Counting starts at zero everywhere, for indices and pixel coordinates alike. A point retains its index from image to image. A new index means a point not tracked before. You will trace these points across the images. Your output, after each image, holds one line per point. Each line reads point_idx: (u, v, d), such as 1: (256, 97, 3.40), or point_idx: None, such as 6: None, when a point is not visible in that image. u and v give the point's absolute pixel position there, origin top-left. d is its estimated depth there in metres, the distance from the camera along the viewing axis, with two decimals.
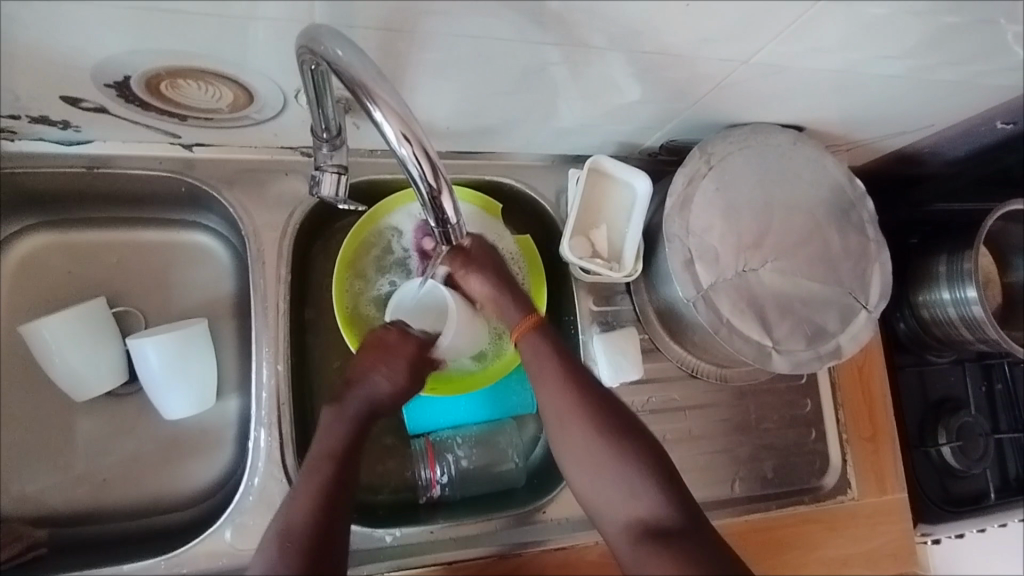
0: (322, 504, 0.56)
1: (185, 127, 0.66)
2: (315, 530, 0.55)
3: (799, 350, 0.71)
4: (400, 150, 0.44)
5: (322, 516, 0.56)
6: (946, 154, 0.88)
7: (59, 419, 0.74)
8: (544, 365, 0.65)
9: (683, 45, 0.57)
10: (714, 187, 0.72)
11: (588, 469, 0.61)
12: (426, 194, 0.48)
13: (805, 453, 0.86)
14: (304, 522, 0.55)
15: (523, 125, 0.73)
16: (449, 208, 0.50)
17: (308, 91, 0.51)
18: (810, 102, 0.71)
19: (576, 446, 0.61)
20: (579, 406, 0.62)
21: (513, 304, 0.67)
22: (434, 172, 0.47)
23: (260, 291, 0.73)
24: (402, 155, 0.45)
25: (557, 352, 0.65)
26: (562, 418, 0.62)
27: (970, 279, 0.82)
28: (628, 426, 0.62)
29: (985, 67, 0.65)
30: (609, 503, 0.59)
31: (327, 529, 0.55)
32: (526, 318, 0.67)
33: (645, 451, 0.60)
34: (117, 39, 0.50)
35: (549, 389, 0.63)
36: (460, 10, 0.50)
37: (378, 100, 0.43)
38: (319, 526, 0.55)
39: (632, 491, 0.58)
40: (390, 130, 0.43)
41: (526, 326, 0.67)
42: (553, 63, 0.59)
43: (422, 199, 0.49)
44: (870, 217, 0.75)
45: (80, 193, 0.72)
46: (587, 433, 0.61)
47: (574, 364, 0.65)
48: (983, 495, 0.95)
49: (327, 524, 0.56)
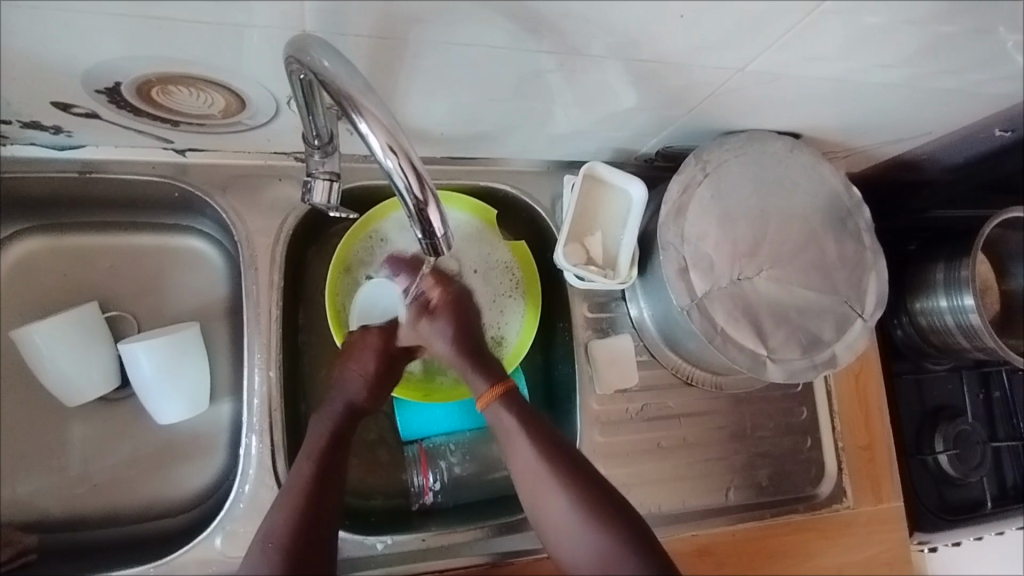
0: (309, 501, 0.59)
1: (177, 133, 0.66)
2: (301, 527, 0.57)
3: (794, 359, 0.70)
4: (386, 161, 0.44)
5: (309, 516, 0.58)
6: (944, 161, 0.87)
7: (50, 424, 0.74)
8: (506, 423, 0.68)
9: (676, 53, 0.57)
10: (709, 195, 0.72)
11: (557, 530, 0.62)
12: (412, 205, 0.47)
13: (800, 461, 0.85)
14: (291, 522, 0.57)
15: (518, 131, 0.73)
16: (435, 219, 0.49)
17: (298, 98, 0.51)
18: (806, 110, 0.70)
19: (544, 509, 0.63)
20: (549, 468, 0.64)
21: (480, 374, 0.71)
22: (420, 182, 0.46)
23: (252, 297, 0.72)
24: (388, 167, 0.44)
25: (523, 412, 0.68)
26: (531, 479, 0.64)
27: (967, 288, 0.81)
28: (595, 483, 0.64)
29: (983, 75, 0.65)
30: (572, 559, 0.61)
31: (313, 525, 0.58)
32: (493, 387, 0.70)
33: (609, 508, 0.62)
34: (107, 45, 0.49)
35: (518, 450, 0.66)
36: (453, 17, 0.50)
37: (363, 110, 0.42)
38: (303, 523, 0.57)
39: (595, 545, 0.60)
40: (374, 139, 0.43)
41: (492, 395, 0.70)
42: (546, 70, 0.59)
43: (409, 210, 0.48)
44: (866, 225, 0.75)
45: (73, 198, 0.72)
46: (556, 495, 0.63)
47: (540, 422, 0.67)
48: (980, 503, 0.94)
49: (311, 519, 0.58)
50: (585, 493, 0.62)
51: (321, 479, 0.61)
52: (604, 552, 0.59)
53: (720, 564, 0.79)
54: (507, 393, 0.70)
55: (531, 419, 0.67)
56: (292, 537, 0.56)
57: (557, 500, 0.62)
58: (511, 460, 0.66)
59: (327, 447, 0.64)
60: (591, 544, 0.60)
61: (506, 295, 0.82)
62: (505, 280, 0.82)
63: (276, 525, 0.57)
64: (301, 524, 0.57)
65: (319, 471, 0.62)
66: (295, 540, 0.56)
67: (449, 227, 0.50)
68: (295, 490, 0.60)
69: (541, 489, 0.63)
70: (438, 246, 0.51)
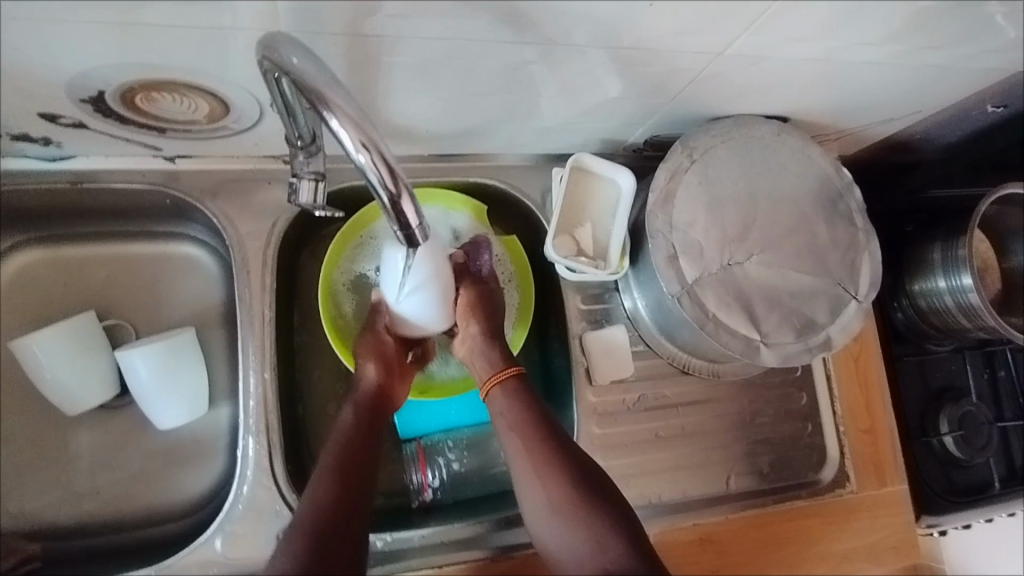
0: (342, 492, 0.59)
1: (165, 140, 0.66)
2: (329, 519, 0.57)
3: (789, 343, 0.70)
4: (357, 156, 0.44)
5: (340, 509, 0.58)
6: (938, 140, 0.87)
7: (52, 434, 0.74)
8: (511, 405, 0.68)
9: (655, 40, 0.57)
10: (697, 181, 0.72)
11: (543, 512, 0.63)
12: (386, 200, 0.47)
13: (801, 447, 0.85)
14: (321, 511, 0.57)
15: (503, 125, 0.73)
16: (411, 214, 0.49)
17: (276, 100, 0.51)
18: (792, 93, 0.70)
19: (534, 494, 0.63)
20: (561, 461, 0.64)
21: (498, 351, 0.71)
22: (393, 176, 0.46)
23: (245, 300, 0.73)
24: (360, 162, 0.44)
25: (528, 399, 0.68)
26: (537, 470, 0.64)
27: (965, 267, 0.80)
28: (589, 471, 0.64)
29: (969, 50, 0.64)
30: (555, 541, 0.62)
31: (342, 518, 0.58)
32: (505, 369, 0.70)
33: (602, 498, 0.62)
34: (88, 54, 0.50)
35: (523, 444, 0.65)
36: (428, 12, 0.50)
37: (333, 106, 0.43)
38: (334, 514, 0.58)
39: (584, 531, 0.60)
40: (347, 136, 0.43)
41: (509, 373, 0.70)
42: (527, 62, 0.59)
43: (384, 206, 0.48)
44: (857, 207, 0.75)
45: (66, 208, 0.73)
46: (550, 483, 0.63)
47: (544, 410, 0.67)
48: (987, 484, 0.93)
49: (341, 510, 0.58)
50: (583, 483, 0.63)
51: (354, 476, 0.61)
52: (599, 539, 0.59)
53: (724, 553, 0.79)
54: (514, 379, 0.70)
55: (535, 406, 0.67)
56: (320, 527, 0.56)
57: (548, 483, 0.63)
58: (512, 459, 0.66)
59: (359, 441, 0.65)
60: (581, 532, 0.60)
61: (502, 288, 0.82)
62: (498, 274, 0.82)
63: (305, 515, 0.57)
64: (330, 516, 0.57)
65: (349, 462, 0.62)
66: (323, 529, 0.56)
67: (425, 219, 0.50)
68: (328, 479, 0.60)
69: (533, 479, 0.64)
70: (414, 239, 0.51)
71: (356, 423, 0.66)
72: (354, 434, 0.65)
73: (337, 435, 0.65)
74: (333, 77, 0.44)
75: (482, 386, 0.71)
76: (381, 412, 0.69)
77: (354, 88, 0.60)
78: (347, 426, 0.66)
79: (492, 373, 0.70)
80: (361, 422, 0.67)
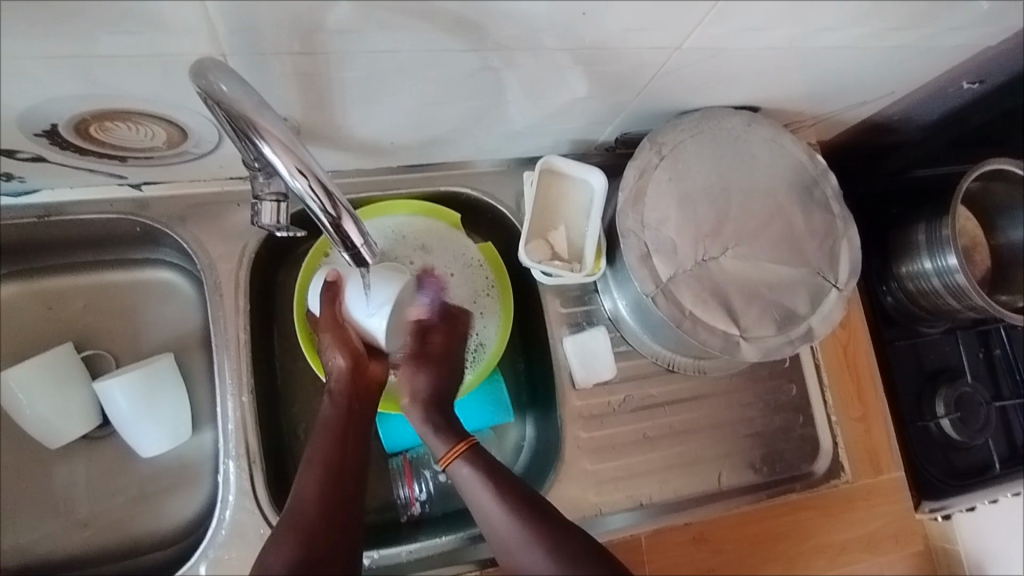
0: (329, 484, 0.63)
1: (129, 167, 0.66)
2: (320, 514, 0.61)
3: (769, 336, 0.69)
4: (295, 183, 0.47)
5: (329, 502, 0.62)
6: (917, 119, 0.85)
7: (37, 469, 0.75)
8: (478, 482, 0.65)
9: (611, 38, 0.56)
10: (667, 177, 0.71)
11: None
12: (328, 222, 0.51)
13: (793, 439, 0.84)
14: (309, 505, 0.61)
15: (471, 133, 0.72)
16: (354, 234, 0.53)
17: (229, 134, 0.50)
18: (759, 83, 0.69)
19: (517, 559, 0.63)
20: (539, 533, 0.62)
21: (447, 430, 0.69)
22: (332, 202, 0.50)
23: (219, 324, 0.72)
24: (299, 189, 0.48)
25: (495, 474, 0.65)
26: (512, 538, 0.63)
27: (949, 247, 0.79)
28: (569, 534, 0.63)
29: (936, 28, 0.63)
30: None
31: (332, 515, 0.61)
32: (457, 446, 0.67)
33: (576, 547, 0.62)
34: (32, 90, 0.49)
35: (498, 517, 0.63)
36: (373, 27, 0.49)
37: (263, 133, 0.45)
38: (322, 510, 0.61)
39: None
40: (281, 161, 0.46)
41: (456, 454, 0.67)
42: (484, 68, 0.58)
43: (328, 227, 0.52)
44: (834, 193, 0.74)
45: (38, 241, 0.73)
46: (532, 548, 0.62)
47: (513, 486, 0.65)
48: (988, 465, 0.91)
49: (330, 509, 0.62)
50: (551, 538, 0.62)
51: (342, 471, 0.64)
52: None
53: (717, 551, 0.79)
54: (471, 452, 0.67)
55: (501, 477, 0.65)
56: (309, 525, 0.60)
57: (530, 554, 0.62)
58: (483, 518, 0.64)
59: (344, 431, 0.67)
60: None
61: (484, 294, 0.81)
62: (479, 280, 0.82)
63: (296, 509, 0.61)
64: (319, 513, 0.61)
65: (337, 456, 0.65)
66: (314, 526, 0.60)
67: (368, 237, 0.54)
68: (316, 471, 0.63)
69: (517, 543, 0.62)
70: (363, 256, 0.56)
71: (342, 409, 0.68)
72: (345, 421, 0.67)
73: (325, 423, 0.67)
74: (260, 98, 0.45)
75: (442, 457, 0.68)
76: (362, 403, 0.69)
77: (310, 106, 0.59)
78: (336, 418, 0.67)
79: (458, 441, 0.68)
80: (345, 413, 0.68)
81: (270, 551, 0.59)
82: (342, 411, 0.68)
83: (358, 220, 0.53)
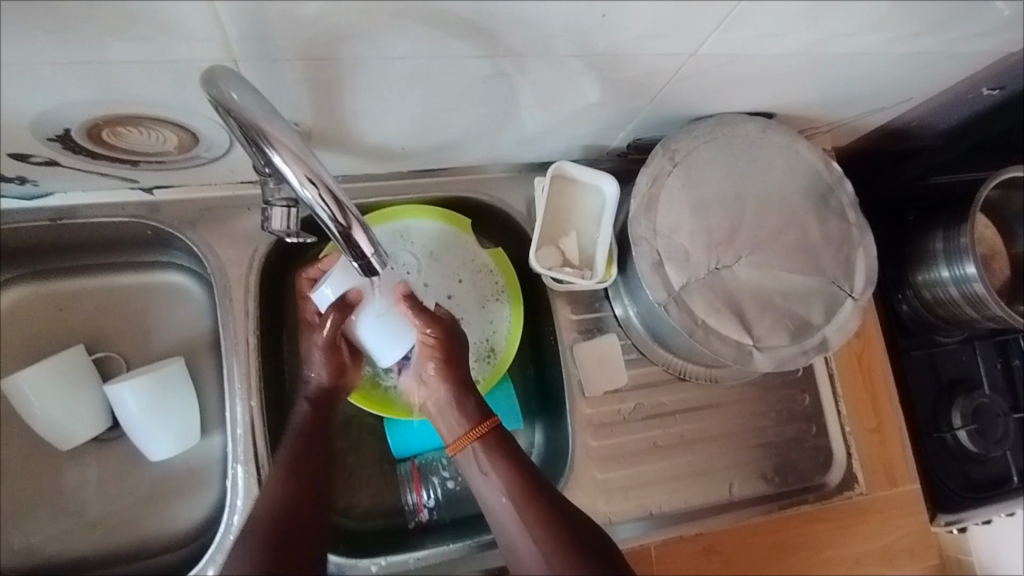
0: (297, 486, 0.60)
1: (140, 171, 0.66)
2: (286, 513, 0.58)
3: (783, 346, 0.68)
4: (305, 192, 0.47)
5: (299, 501, 0.59)
6: (935, 125, 0.84)
7: (47, 470, 0.75)
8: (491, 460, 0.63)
9: (625, 43, 0.55)
10: (680, 185, 0.70)
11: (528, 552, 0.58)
12: (337, 231, 0.50)
13: (806, 449, 0.83)
14: (277, 505, 0.58)
15: (481, 138, 0.71)
16: (365, 244, 0.53)
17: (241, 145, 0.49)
18: (774, 89, 0.68)
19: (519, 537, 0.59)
20: (530, 504, 0.60)
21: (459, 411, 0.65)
22: (342, 212, 0.49)
23: (228, 328, 0.72)
24: (308, 198, 0.47)
25: (504, 450, 0.63)
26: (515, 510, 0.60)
27: (968, 255, 0.77)
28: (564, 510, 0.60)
29: (957, 33, 0.62)
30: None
31: (298, 512, 0.58)
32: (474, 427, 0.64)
33: (568, 521, 0.59)
34: (45, 96, 0.50)
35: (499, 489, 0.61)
36: (384, 33, 0.49)
37: (275, 142, 0.45)
38: (290, 510, 0.58)
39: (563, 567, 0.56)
40: (291, 170, 0.46)
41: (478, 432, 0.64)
42: (497, 73, 0.58)
43: (337, 237, 0.51)
44: (850, 201, 0.73)
45: (52, 243, 0.73)
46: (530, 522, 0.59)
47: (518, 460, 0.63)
48: (1006, 478, 0.89)
49: (299, 508, 0.59)
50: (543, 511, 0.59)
51: (311, 473, 0.62)
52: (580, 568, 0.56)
53: (728, 562, 0.80)
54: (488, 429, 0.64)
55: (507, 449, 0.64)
56: (274, 521, 0.57)
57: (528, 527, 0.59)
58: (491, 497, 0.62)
59: (315, 437, 0.65)
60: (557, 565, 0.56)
61: (492, 301, 0.81)
62: (489, 286, 0.81)
63: (263, 510, 0.58)
64: (284, 512, 0.58)
65: (303, 459, 0.63)
66: (283, 524, 0.57)
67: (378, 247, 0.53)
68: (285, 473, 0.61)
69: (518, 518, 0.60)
70: (372, 265, 0.55)
71: (310, 417, 0.67)
72: (314, 427, 0.66)
73: (292, 431, 0.66)
74: (272, 108, 0.45)
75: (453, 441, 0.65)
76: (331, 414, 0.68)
77: (319, 111, 0.59)
78: (304, 424, 0.66)
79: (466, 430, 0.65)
80: (314, 420, 0.67)
81: (232, 557, 0.55)
82: (314, 420, 0.67)
83: (368, 229, 0.52)
